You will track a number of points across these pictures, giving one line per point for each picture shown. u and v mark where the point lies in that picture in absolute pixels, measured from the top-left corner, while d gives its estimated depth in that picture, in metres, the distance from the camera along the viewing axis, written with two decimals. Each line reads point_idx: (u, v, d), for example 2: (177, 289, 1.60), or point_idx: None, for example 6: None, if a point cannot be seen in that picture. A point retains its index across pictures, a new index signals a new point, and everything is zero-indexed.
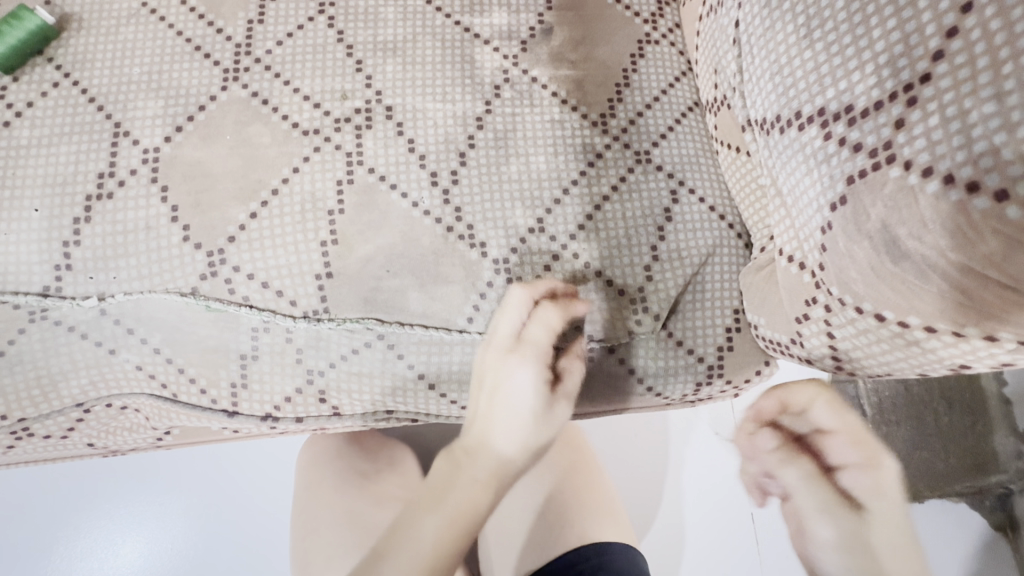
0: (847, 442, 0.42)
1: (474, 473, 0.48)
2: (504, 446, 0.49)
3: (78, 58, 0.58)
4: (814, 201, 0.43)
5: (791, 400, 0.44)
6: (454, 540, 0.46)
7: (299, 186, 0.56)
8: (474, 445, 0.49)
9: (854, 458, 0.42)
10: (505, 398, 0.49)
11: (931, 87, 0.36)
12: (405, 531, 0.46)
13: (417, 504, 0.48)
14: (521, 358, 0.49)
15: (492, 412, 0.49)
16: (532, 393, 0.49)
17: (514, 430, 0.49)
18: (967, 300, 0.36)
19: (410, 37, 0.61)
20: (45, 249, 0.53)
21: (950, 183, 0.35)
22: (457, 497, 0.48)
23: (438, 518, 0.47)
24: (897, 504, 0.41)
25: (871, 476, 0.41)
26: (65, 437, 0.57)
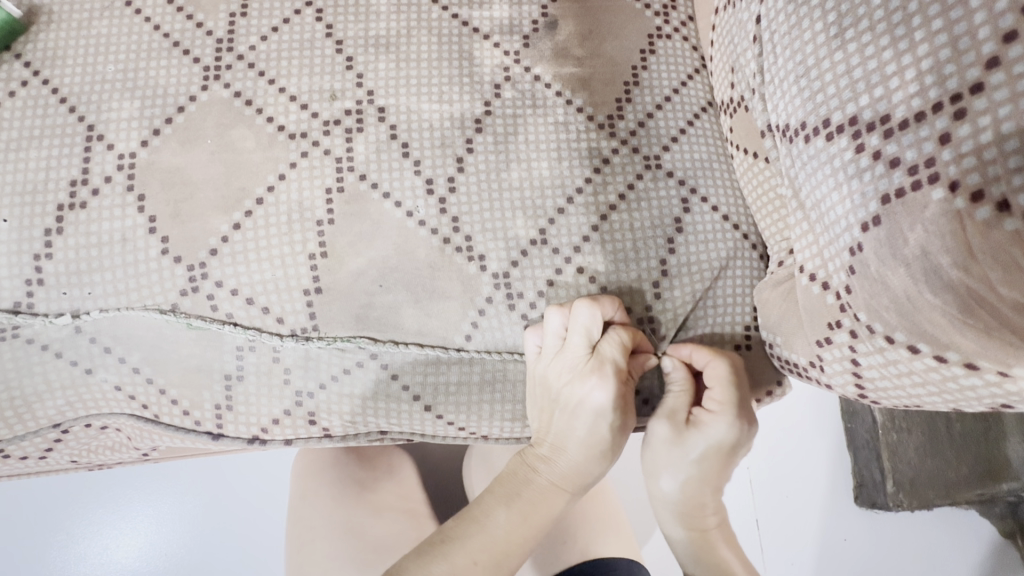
0: (722, 399, 0.52)
1: (548, 475, 0.53)
2: (580, 458, 0.54)
3: (48, 55, 0.54)
4: (843, 219, 0.39)
5: (696, 356, 0.52)
6: (522, 535, 0.51)
7: (286, 194, 0.52)
8: (552, 453, 0.54)
9: (718, 414, 0.53)
10: (580, 412, 0.53)
11: (984, 99, 0.33)
12: (479, 519, 0.51)
13: (491, 495, 0.52)
14: (604, 377, 0.51)
15: (569, 428, 0.53)
16: (613, 411, 0.52)
17: (591, 443, 0.53)
18: (1018, 339, 0.33)
19: (404, 32, 0.57)
20: (15, 263, 0.50)
21: (1004, 212, 0.32)
22: (530, 495, 0.52)
23: (509, 512, 0.51)
24: (724, 451, 0.54)
25: (723, 429, 0.53)
26: (43, 457, 0.55)
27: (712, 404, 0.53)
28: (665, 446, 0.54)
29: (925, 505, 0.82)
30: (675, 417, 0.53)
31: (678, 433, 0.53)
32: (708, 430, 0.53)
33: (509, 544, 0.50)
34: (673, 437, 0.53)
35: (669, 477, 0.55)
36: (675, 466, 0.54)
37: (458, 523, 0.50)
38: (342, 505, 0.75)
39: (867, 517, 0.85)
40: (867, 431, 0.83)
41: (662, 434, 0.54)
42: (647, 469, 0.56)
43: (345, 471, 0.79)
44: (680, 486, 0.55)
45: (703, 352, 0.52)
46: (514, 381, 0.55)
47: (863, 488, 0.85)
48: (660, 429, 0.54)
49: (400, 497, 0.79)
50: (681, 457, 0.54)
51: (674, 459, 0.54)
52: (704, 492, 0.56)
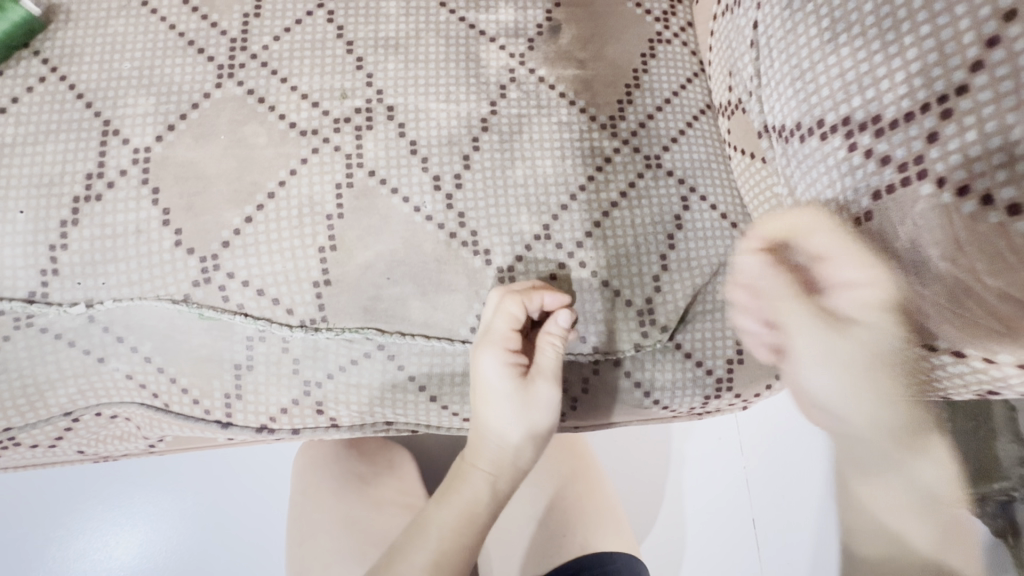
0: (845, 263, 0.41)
1: (477, 469, 0.53)
2: (500, 441, 0.52)
3: (66, 52, 0.56)
4: (836, 215, 0.41)
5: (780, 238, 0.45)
6: (454, 535, 0.50)
7: (297, 189, 0.54)
8: (474, 443, 0.53)
9: (861, 279, 0.40)
10: (482, 386, 0.52)
11: (969, 100, 0.34)
12: (418, 531, 0.51)
13: (430, 506, 0.53)
14: (490, 346, 0.51)
15: (481, 412, 0.52)
16: (506, 378, 0.51)
17: (509, 424, 0.52)
18: (1003, 326, 0.35)
19: (412, 34, 0.59)
20: (31, 253, 0.51)
21: (989, 204, 0.33)
22: (461, 497, 0.52)
23: (445, 518, 0.51)
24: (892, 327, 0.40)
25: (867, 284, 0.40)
26: (53, 445, 0.56)
27: (830, 268, 0.42)
28: (832, 368, 0.43)
29: None
30: (812, 313, 0.43)
31: (831, 332, 0.42)
32: (864, 310, 0.41)
33: (448, 550, 0.50)
34: (831, 342, 0.42)
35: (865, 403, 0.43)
36: (857, 390, 0.42)
37: (405, 537, 0.51)
38: (343, 501, 0.76)
39: None
40: None
41: (819, 344, 0.43)
42: (832, 410, 0.45)
43: (346, 467, 0.79)
44: (853, 406, 0.43)
45: (802, 215, 0.44)
46: None
47: None
48: (805, 341, 0.44)
49: (401, 492, 0.80)
50: (858, 372, 0.42)
51: (827, 376, 0.43)
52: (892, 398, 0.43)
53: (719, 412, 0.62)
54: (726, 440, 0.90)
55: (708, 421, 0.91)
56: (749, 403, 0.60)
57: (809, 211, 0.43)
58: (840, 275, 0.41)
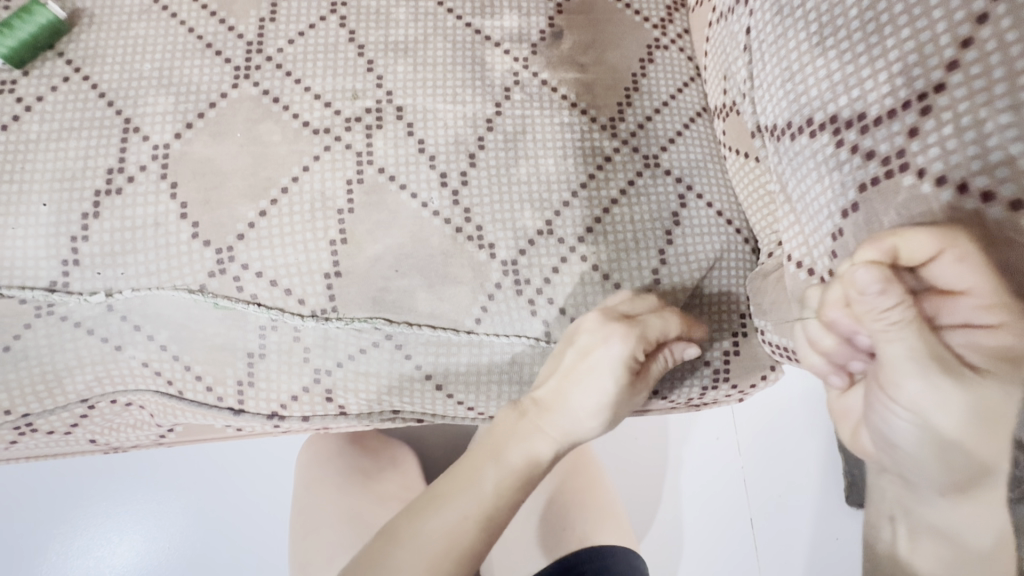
0: (972, 306, 0.35)
1: (542, 438, 0.52)
2: (576, 426, 0.53)
3: (89, 53, 0.58)
4: (825, 208, 0.44)
5: (904, 249, 0.37)
6: (504, 494, 0.50)
7: (309, 185, 0.56)
8: (551, 420, 0.52)
9: (980, 322, 0.35)
10: (597, 377, 0.52)
11: (946, 97, 0.37)
12: (469, 477, 0.50)
13: (480, 452, 0.51)
14: (633, 341, 0.51)
15: (578, 391, 0.52)
16: (622, 376, 0.52)
17: (597, 416, 0.53)
18: None
19: (421, 38, 0.61)
20: (53, 244, 0.53)
21: (964, 192, 0.36)
22: (517, 456, 0.51)
23: (496, 471, 0.50)
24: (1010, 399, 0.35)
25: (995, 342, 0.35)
26: (68, 433, 0.57)
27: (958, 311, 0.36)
28: (922, 410, 0.36)
29: None
30: (918, 350, 0.35)
31: (939, 377, 0.35)
32: (976, 358, 0.36)
33: (496, 506, 0.49)
34: (937, 385, 0.35)
35: (958, 455, 0.36)
36: (950, 431, 0.36)
37: (449, 479, 0.50)
38: (345, 495, 0.77)
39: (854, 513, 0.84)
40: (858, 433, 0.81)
41: (927, 386, 0.35)
42: (893, 439, 0.38)
43: (349, 463, 0.81)
44: (923, 442, 0.37)
45: (925, 238, 0.36)
46: (520, 364, 0.57)
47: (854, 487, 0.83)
48: (910, 382, 0.36)
49: (402, 487, 0.81)
50: (961, 425, 0.35)
51: (934, 415, 0.35)
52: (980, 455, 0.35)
53: (716, 404, 0.64)
54: (724, 439, 0.91)
55: (706, 418, 0.93)
56: (745, 394, 0.62)
57: (935, 238, 0.36)
58: (955, 314, 0.36)
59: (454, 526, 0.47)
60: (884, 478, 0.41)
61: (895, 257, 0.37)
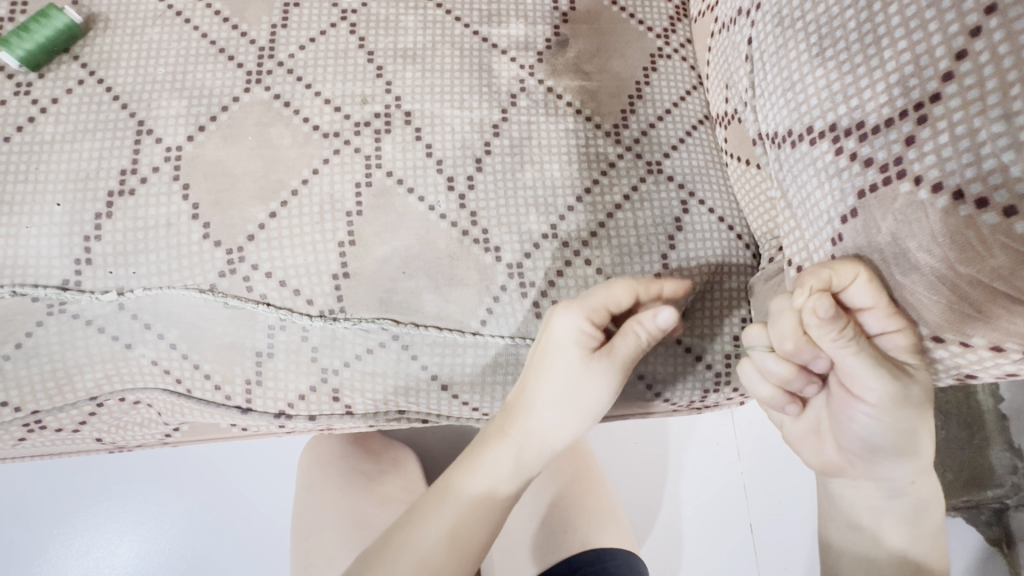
0: (881, 316, 0.41)
1: (512, 438, 0.50)
2: (542, 413, 0.50)
3: (104, 56, 0.60)
4: (825, 213, 0.45)
5: (836, 281, 0.40)
6: (452, 544, 0.49)
7: (319, 187, 0.57)
8: (517, 406, 0.51)
9: (889, 328, 0.42)
10: (551, 351, 0.50)
11: (941, 106, 0.38)
12: (439, 497, 0.50)
13: (452, 472, 0.51)
14: (578, 308, 0.49)
15: (543, 371, 0.50)
16: (576, 345, 0.49)
17: (558, 395, 0.50)
18: (975, 312, 0.38)
19: (429, 45, 0.63)
20: (66, 243, 0.54)
21: (959, 199, 0.37)
22: (485, 473, 0.50)
23: (465, 491, 0.50)
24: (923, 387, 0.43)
25: (907, 341, 0.42)
26: (76, 430, 0.58)
27: (878, 325, 0.42)
28: (887, 410, 0.43)
29: None
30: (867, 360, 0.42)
31: (888, 380, 0.42)
32: (899, 354, 0.42)
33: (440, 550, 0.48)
34: (889, 385, 0.42)
35: (915, 443, 0.45)
36: (910, 428, 0.44)
37: (426, 500, 0.51)
38: (348, 497, 0.77)
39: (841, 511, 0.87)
40: None
41: (880, 386, 0.42)
42: (867, 451, 0.45)
43: (352, 465, 0.81)
44: (885, 447, 0.44)
45: (842, 271, 0.40)
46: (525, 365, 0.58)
47: None
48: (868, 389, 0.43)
49: (404, 489, 0.81)
50: (913, 415, 0.44)
51: (888, 423, 0.43)
52: (918, 442, 0.45)
53: (718, 407, 0.64)
54: (724, 443, 0.91)
55: (704, 421, 0.93)
56: (746, 397, 0.63)
57: (850, 267, 0.40)
58: (871, 325, 0.42)
59: (422, 546, 0.48)
60: (858, 488, 0.48)
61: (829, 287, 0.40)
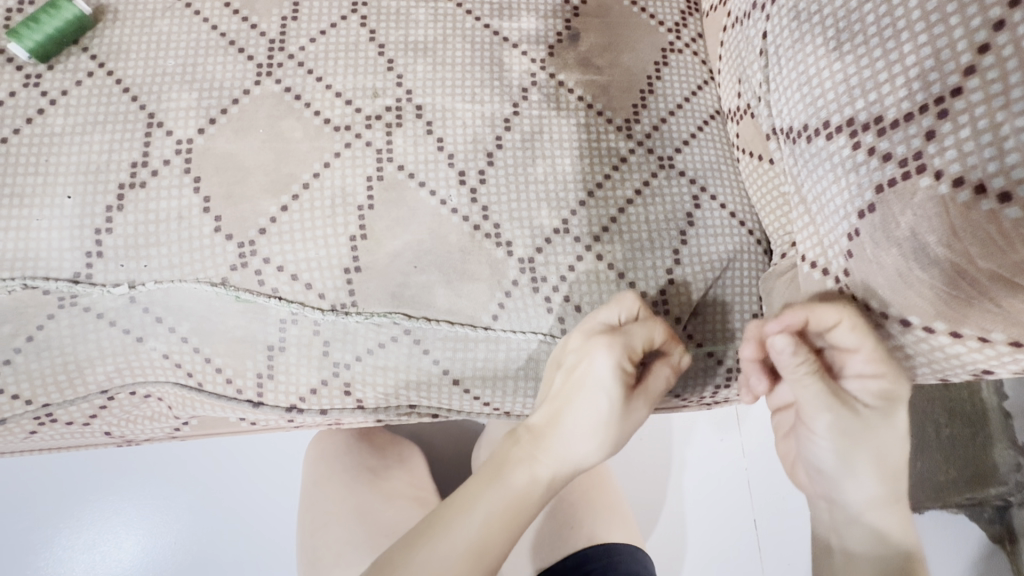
0: (862, 360, 0.45)
1: (536, 458, 0.49)
2: (573, 446, 0.50)
3: (113, 48, 0.59)
4: (841, 208, 0.44)
5: (816, 319, 0.44)
6: (481, 553, 0.45)
7: (331, 181, 0.57)
8: (548, 436, 0.50)
9: (866, 372, 0.45)
10: (590, 388, 0.49)
11: (963, 101, 0.38)
12: (466, 503, 0.47)
13: (480, 479, 0.49)
14: (617, 349, 0.49)
15: (570, 406, 0.50)
16: (618, 385, 0.49)
17: (590, 430, 0.50)
18: (995, 308, 0.38)
19: (440, 38, 0.62)
20: (78, 236, 0.54)
21: (981, 193, 0.37)
22: (515, 482, 0.48)
23: (491, 503, 0.47)
24: (889, 429, 0.46)
25: (880, 387, 0.45)
26: (86, 423, 0.58)
27: (855, 367, 0.45)
28: (841, 442, 0.46)
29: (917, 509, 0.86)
30: (833, 398, 0.45)
31: (845, 416, 0.45)
32: (869, 397, 0.46)
33: (470, 561, 0.45)
34: (846, 420, 0.45)
35: (870, 477, 0.46)
36: (866, 460, 0.46)
37: (447, 505, 0.47)
38: (353, 492, 0.77)
39: None
40: None
41: (833, 419, 0.45)
42: (830, 477, 0.47)
43: (357, 459, 0.81)
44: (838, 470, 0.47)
45: (829, 311, 0.44)
46: (536, 360, 0.58)
47: None
48: (821, 420, 0.46)
49: (410, 484, 0.81)
50: (870, 452, 0.45)
51: (838, 448, 0.46)
52: (880, 476, 0.46)
53: (727, 403, 0.64)
54: (728, 440, 0.91)
55: (708, 417, 0.93)
56: None
57: (835, 310, 0.44)
58: (853, 367, 0.45)
59: (447, 556, 0.44)
60: (819, 506, 0.50)
61: (805, 322, 0.45)
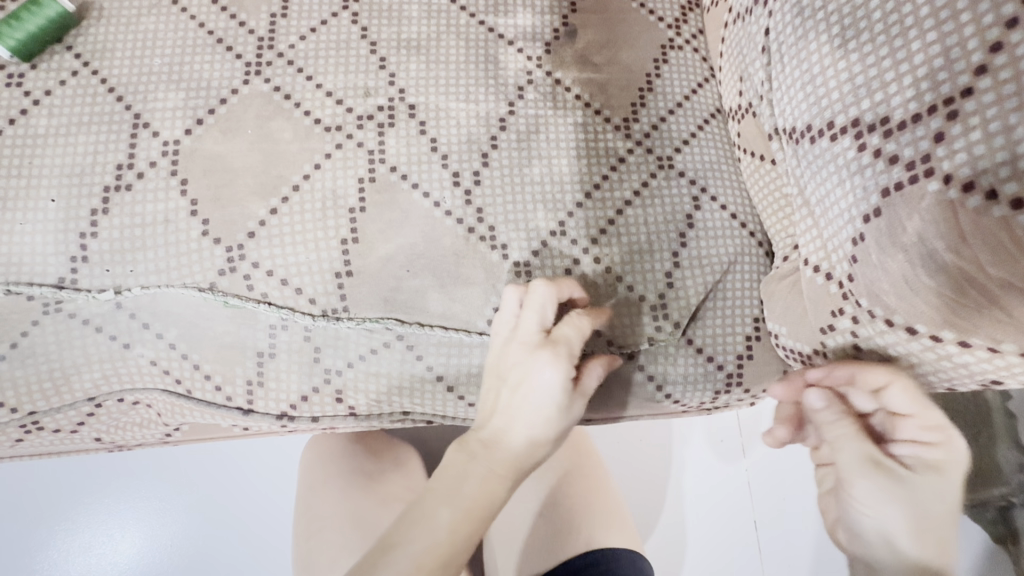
0: (915, 425, 0.45)
1: (493, 462, 0.48)
2: (527, 449, 0.48)
3: (98, 47, 0.58)
4: (846, 212, 0.43)
5: (864, 378, 0.45)
6: (466, 534, 0.45)
7: (321, 183, 0.55)
8: (500, 443, 0.48)
9: (918, 437, 0.46)
10: (533, 393, 0.48)
11: (974, 101, 0.36)
12: (422, 517, 0.45)
13: (430, 495, 0.46)
14: (557, 356, 0.48)
15: (517, 414, 0.48)
16: (561, 390, 0.48)
17: (541, 433, 0.49)
18: (1006, 316, 0.37)
19: (434, 36, 0.61)
20: (62, 240, 0.53)
21: (993, 199, 0.35)
22: (480, 474, 0.47)
23: (464, 491, 0.46)
24: (940, 496, 0.45)
25: (938, 454, 0.45)
26: (75, 431, 0.57)
27: (904, 431, 0.46)
28: (882, 505, 0.45)
29: None
30: (876, 462, 0.45)
31: (885, 478, 0.45)
32: (921, 463, 0.46)
33: (454, 545, 0.44)
34: (889, 486, 0.45)
35: (918, 544, 0.44)
36: (912, 527, 0.44)
37: (401, 522, 0.45)
38: (348, 497, 0.76)
39: None
40: None
41: (875, 481, 0.45)
42: (869, 538, 0.46)
43: (352, 463, 0.79)
44: (877, 532, 0.45)
45: (879, 376, 0.44)
46: None
47: None
48: (864, 482, 0.45)
49: (407, 488, 0.80)
50: (915, 518, 0.44)
51: (879, 509, 0.45)
52: (929, 546, 0.44)
53: (728, 408, 0.63)
54: (728, 442, 0.90)
55: (708, 419, 0.92)
56: (757, 399, 0.62)
57: (885, 371, 0.44)
58: (905, 432, 0.46)
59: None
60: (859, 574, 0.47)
61: (851, 380, 0.46)
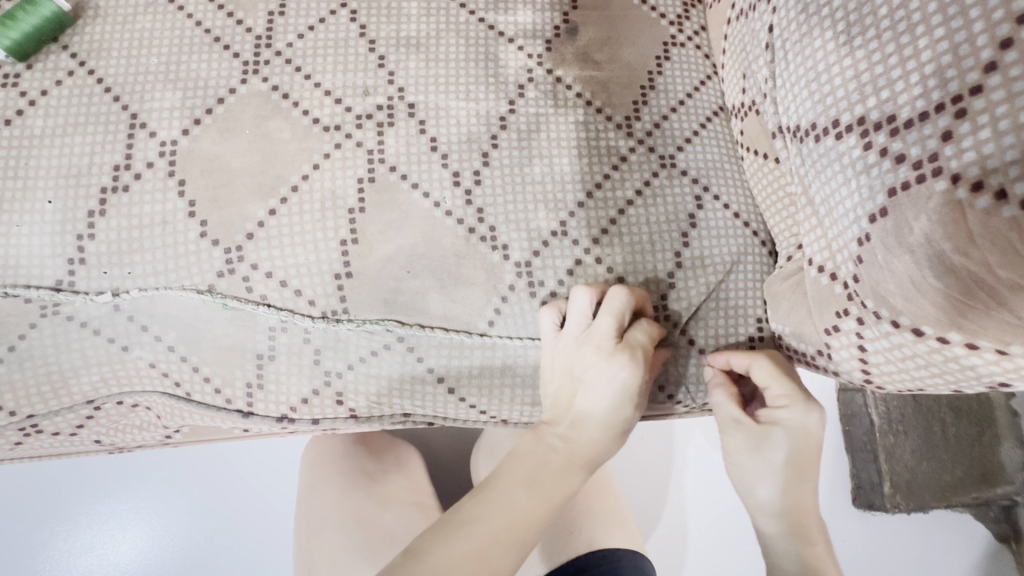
0: (779, 396, 0.54)
1: (568, 452, 0.54)
2: (599, 441, 0.54)
3: (94, 46, 0.57)
4: (851, 212, 0.42)
5: (734, 362, 0.54)
6: (540, 512, 0.51)
7: (320, 183, 0.55)
8: (573, 435, 0.54)
9: (785, 405, 0.54)
10: (608, 395, 0.53)
11: (983, 100, 0.36)
12: (499, 497, 0.51)
13: (510, 473, 0.53)
14: (635, 362, 0.52)
15: (592, 413, 0.54)
16: (637, 394, 0.53)
17: (609, 428, 0.54)
18: (1017, 320, 0.36)
19: (433, 33, 0.60)
20: (59, 242, 0.52)
21: (1002, 200, 0.35)
22: (557, 462, 0.53)
23: (542, 475, 0.53)
24: (801, 444, 0.54)
25: (801, 416, 0.54)
26: (74, 434, 0.56)
27: (773, 402, 0.54)
28: (749, 453, 0.56)
29: (921, 508, 0.85)
30: (744, 422, 0.55)
31: (750, 433, 0.55)
32: (788, 424, 0.54)
33: (528, 521, 0.51)
34: (753, 438, 0.55)
35: (778, 478, 0.55)
36: (773, 466, 0.55)
37: (478, 501, 0.51)
38: (350, 498, 0.76)
39: (865, 518, 0.86)
40: (864, 434, 0.86)
41: (741, 435, 0.55)
42: (748, 481, 0.57)
43: (354, 464, 0.79)
44: (759, 478, 0.56)
45: (739, 356, 0.54)
46: (533, 366, 0.57)
47: (861, 490, 0.86)
48: (734, 436, 0.56)
49: (408, 489, 0.80)
50: (776, 460, 0.55)
51: (749, 455, 0.56)
52: (796, 480, 0.55)
53: None
54: None
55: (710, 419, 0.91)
56: None
57: (752, 357, 0.53)
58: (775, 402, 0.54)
59: (472, 551, 0.48)
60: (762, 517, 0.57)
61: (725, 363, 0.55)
